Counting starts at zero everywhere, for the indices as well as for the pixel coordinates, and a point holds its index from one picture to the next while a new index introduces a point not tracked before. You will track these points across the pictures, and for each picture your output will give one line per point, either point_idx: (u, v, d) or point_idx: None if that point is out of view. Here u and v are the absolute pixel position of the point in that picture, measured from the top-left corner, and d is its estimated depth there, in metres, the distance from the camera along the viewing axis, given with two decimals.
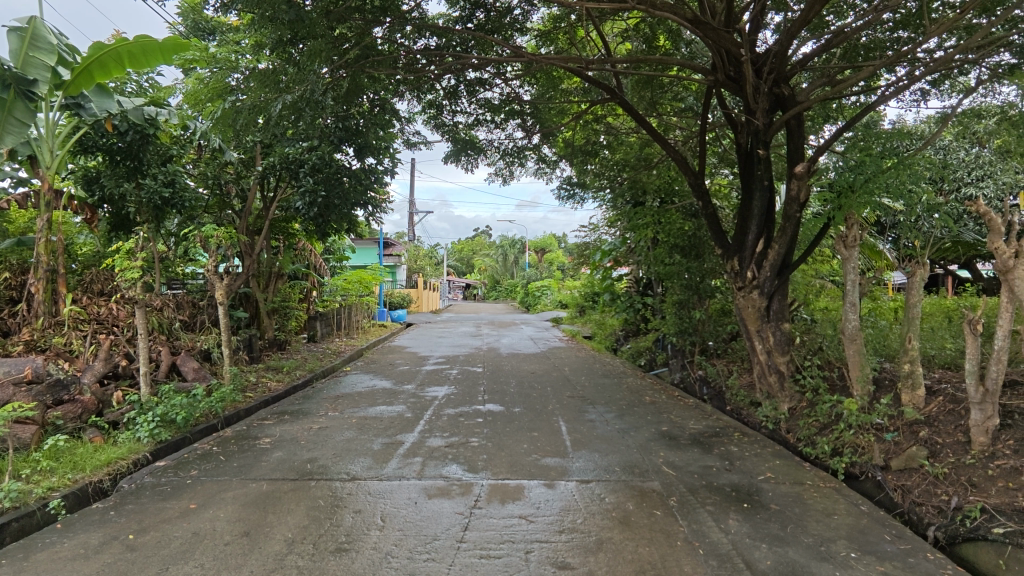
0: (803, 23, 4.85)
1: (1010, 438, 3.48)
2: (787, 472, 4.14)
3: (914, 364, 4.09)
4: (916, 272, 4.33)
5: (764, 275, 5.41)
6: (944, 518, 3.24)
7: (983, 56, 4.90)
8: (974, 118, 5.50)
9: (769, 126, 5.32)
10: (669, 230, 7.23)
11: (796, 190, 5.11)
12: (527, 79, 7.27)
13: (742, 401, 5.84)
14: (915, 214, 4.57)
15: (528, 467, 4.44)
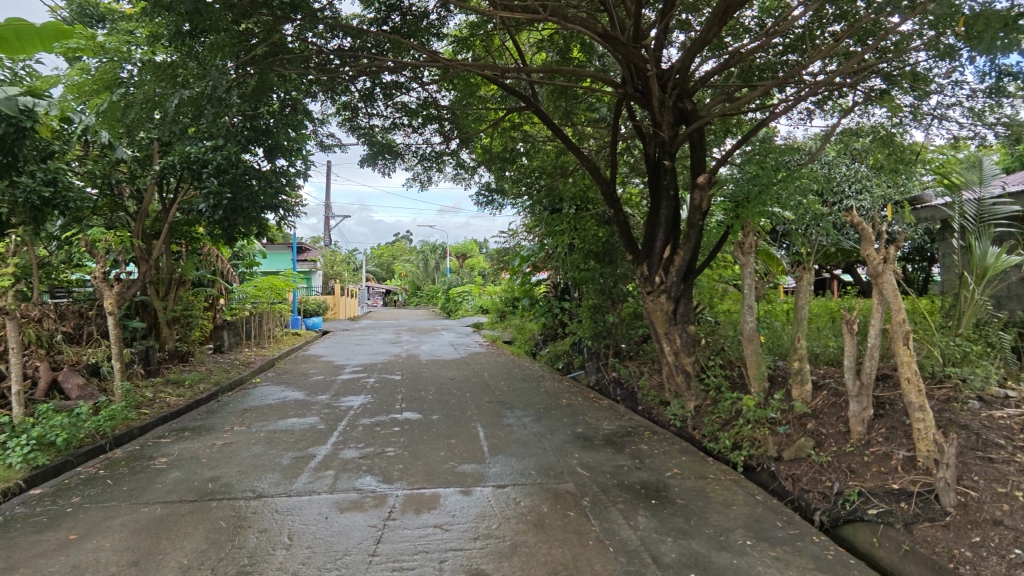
0: (703, 43, 5.16)
1: (883, 426, 3.84)
2: (692, 467, 4.36)
3: (802, 361, 4.44)
4: (803, 277, 4.70)
5: (670, 280, 5.68)
6: (828, 503, 3.53)
7: (858, 80, 5.42)
8: (851, 137, 6.06)
9: (674, 138, 5.60)
10: (584, 237, 7.48)
11: (698, 200, 5.40)
12: (444, 84, 7.23)
13: (652, 401, 6.11)
14: (803, 222, 4.95)
15: (445, 475, 4.40)
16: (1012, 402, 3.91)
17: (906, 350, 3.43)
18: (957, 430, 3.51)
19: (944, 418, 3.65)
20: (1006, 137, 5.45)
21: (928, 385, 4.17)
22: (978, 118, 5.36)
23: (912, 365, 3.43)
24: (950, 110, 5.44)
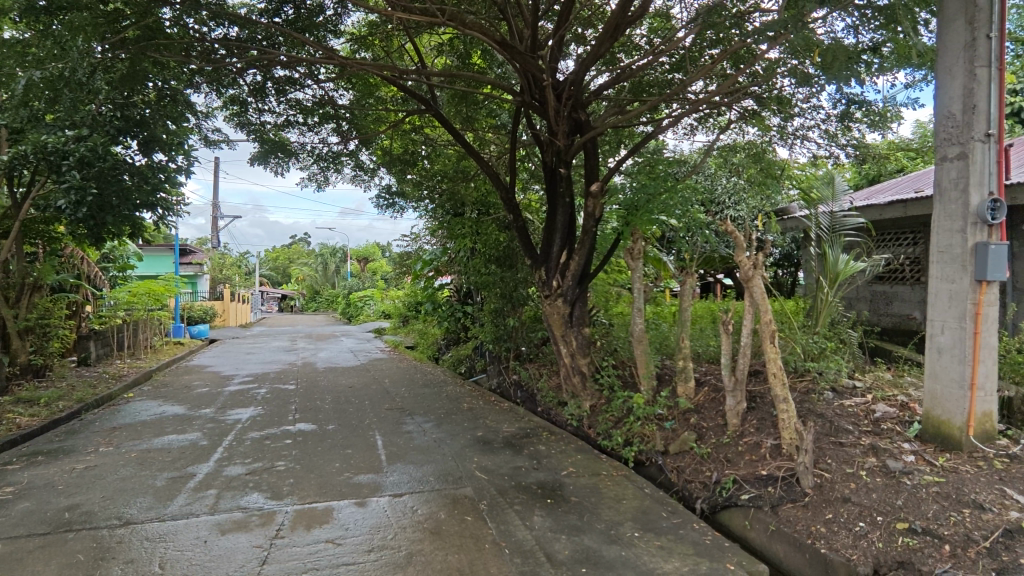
0: (596, 57, 5.40)
1: (754, 417, 4.19)
2: (586, 465, 4.52)
3: (686, 360, 4.74)
4: (687, 282, 5.02)
5: (567, 284, 5.85)
6: (708, 491, 3.81)
7: (733, 100, 5.92)
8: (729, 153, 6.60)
9: (570, 147, 5.80)
10: (485, 242, 7.54)
11: (592, 207, 5.62)
12: (341, 81, 7.00)
13: (550, 402, 6.31)
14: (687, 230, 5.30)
15: (339, 487, 4.23)
16: (859, 391, 4.41)
17: (773, 348, 3.76)
18: (815, 419, 3.90)
19: (804, 408, 4.05)
20: (854, 157, 6.16)
21: (791, 379, 4.62)
22: (833, 140, 6.01)
23: (778, 361, 3.76)
24: (811, 131, 6.06)
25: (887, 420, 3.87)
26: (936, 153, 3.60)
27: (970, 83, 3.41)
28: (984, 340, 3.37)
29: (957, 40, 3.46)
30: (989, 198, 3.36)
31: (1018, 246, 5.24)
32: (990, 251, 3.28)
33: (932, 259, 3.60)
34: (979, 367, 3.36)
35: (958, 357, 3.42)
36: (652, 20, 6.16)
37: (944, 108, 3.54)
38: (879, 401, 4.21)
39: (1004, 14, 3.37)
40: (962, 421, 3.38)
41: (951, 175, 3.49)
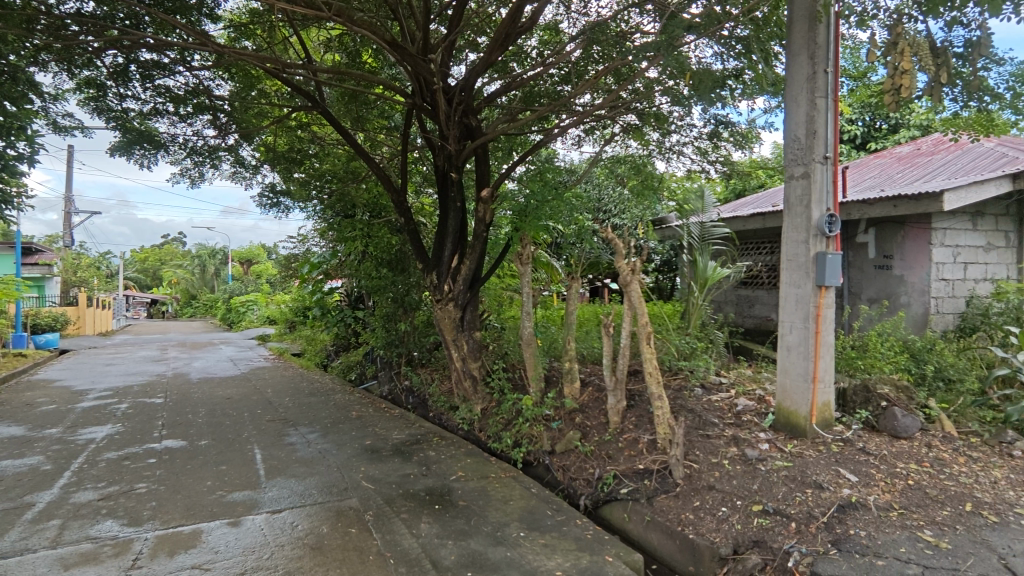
0: (487, 65, 5.48)
1: (633, 415, 4.43)
2: (476, 468, 4.54)
3: (572, 362, 4.92)
4: (573, 285, 5.16)
5: (458, 289, 5.85)
6: (591, 487, 3.99)
7: (616, 114, 6.24)
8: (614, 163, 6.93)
9: (461, 152, 5.81)
10: (377, 245, 7.36)
11: (483, 212, 5.64)
12: (219, 70, 6.53)
13: (442, 407, 6.30)
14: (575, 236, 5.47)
15: (210, 507, 3.92)
16: (724, 387, 4.82)
17: (649, 348, 3.99)
18: (686, 414, 4.19)
19: (677, 404, 4.35)
20: (722, 173, 6.70)
21: (666, 377, 4.95)
22: (705, 156, 6.50)
23: (654, 361, 4.00)
24: (685, 147, 6.53)
25: (747, 412, 4.26)
26: (785, 171, 4.01)
27: (811, 111, 3.85)
28: (823, 338, 3.82)
29: (801, 72, 3.89)
30: (827, 214, 3.81)
31: (853, 255, 5.99)
32: (829, 260, 3.72)
33: (783, 266, 4.01)
34: (820, 362, 3.80)
35: (804, 354, 3.85)
36: (543, 32, 6.36)
37: (791, 132, 3.95)
38: (741, 395, 4.63)
39: (838, 52, 3.85)
40: (807, 411, 3.80)
41: (797, 192, 3.92)
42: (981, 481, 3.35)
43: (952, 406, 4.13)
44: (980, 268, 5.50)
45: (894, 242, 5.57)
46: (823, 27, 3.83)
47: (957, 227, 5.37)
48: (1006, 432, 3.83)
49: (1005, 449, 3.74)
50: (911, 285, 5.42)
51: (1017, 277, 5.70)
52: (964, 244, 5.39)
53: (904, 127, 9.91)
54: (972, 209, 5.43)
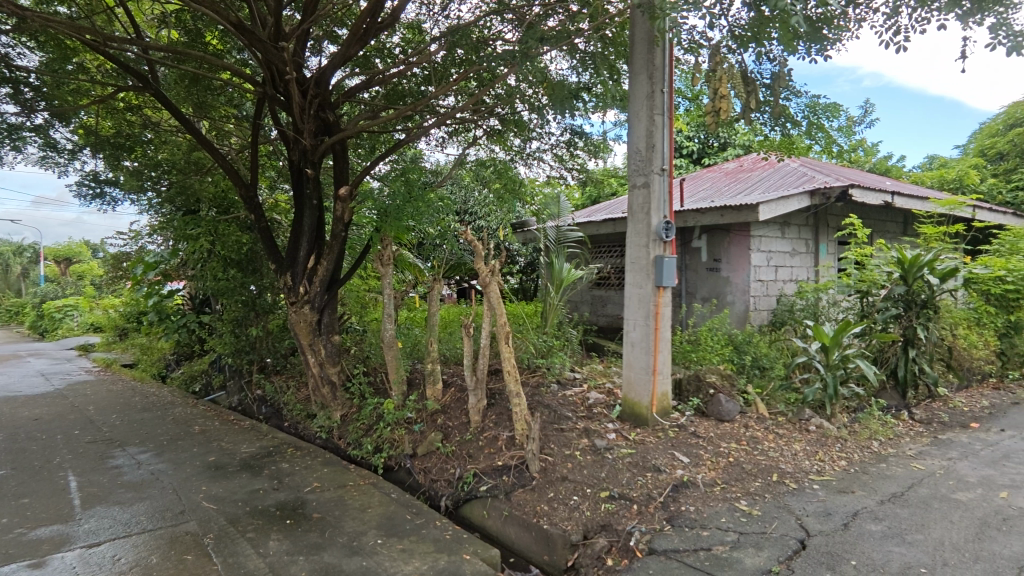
0: (344, 58, 5.29)
1: (494, 412, 4.53)
2: (333, 478, 4.35)
3: (434, 363, 4.91)
4: (435, 287, 5.05)
5: (314, 291, 5.56)
6: (452, 488, 4.01)
7: (478, 118, 6.33)
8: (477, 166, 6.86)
9: (316, 147, 5.53)
10: (224, 243, 6.52)
11: (340, 211, 5.38)
12: (20, 35, 5.62)
13: (298, 415, 5.97)
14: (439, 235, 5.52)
15: (6, 548, 3.34)
16: (578, 381, 5.12)
17: (507, 347, 4.09)
18: (543, 409, 4.36)
19: (535, 400, 4.51)
20: (578, 181, 7.06)
21: (525, 375, 5.14)
22: (563, 163, 6.81)
23: (512, 359, 4.10)
24: (545, 154, 6.79)
25: (597, 405, 4.56)
26: (630, 181, 4.33)
27: (650, 126, 4.20)
28: (661, 334, 4.19)
29: (641, 90, 4.23)
30: (664, 221, 4.18)
31: (689, 259, 6.66)
32: (665, 262, 4.09)
33: (627, 268, 4.34)
34: (658, 356, 4.17)
35: (646, 348, 4.20)
36: (406, 30, 6.27)
37: (634, 145, 4.29)
38: (592, 389, 4.94)
39: (672, 74, 4.24)
40: (648, 401, 4.15)
41: (639, 200, 4.26)
42: (785, 454, 3.89)
43: (764, 390, 4.74)
44: (787, 270, 6.37)
45: (721, 248, 6.29)
46: (659, 50, 4.20)
47: (770, 235, 6.19)
48: (804, 410, 4.50)
49: (803, 425, 4.39)
50: (735, 285, 6.14)
51: (815, 278, 6.70)
52: (775, 250, 6.22)
53: (731, 145, 11.22)
54: (781, 220, 6.29)
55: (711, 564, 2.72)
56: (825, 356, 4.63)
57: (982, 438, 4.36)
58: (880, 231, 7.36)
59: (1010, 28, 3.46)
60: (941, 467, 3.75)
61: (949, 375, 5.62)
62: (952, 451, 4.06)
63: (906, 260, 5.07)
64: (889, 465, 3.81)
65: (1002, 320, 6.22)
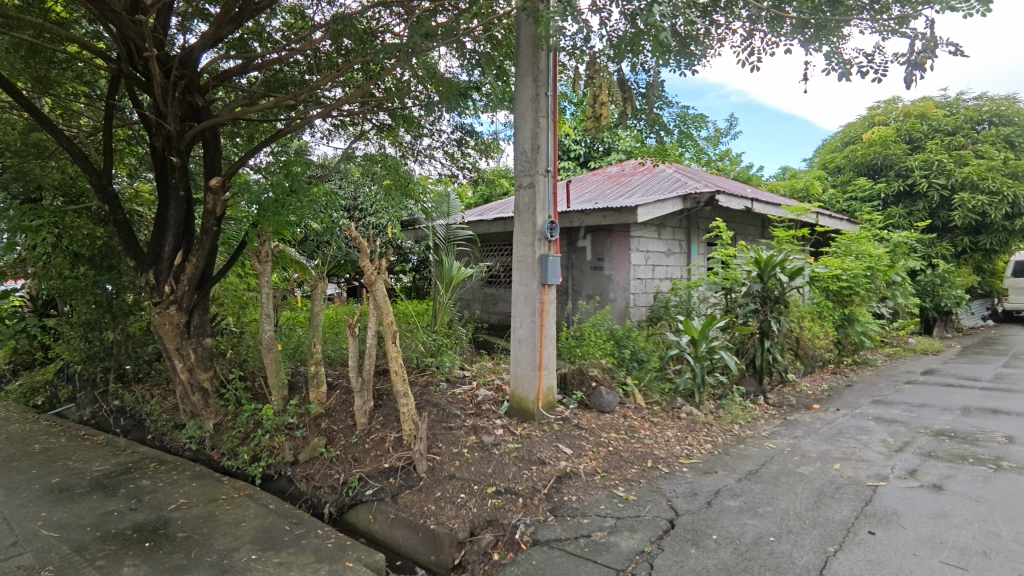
0: (215, 38, 4.90)
1: (380, 414, 4.42)
2: (202, 492, 4.02)
3: (318, 365, 4.71)
4: (317, 285, 4.78)
5: (182, 289, 5.06)
6: (336, 494, 3.84)
7: (366, 112, 6.12)
8: (369, 164, 6.29)
9: (183, 134, 5.06)
10: (74, 237, 5.77)
11: (212, 203, 4.95)
12: None
13: (164, 427, 5.45)
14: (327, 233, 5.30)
15: None
16: (467, 379, 5.14)
17: (394, 347, 3.96)
18: (431, 408, 4.33)
19: (423, 400, 4.48)
20: (470, 180, 7.08)
21: (414, 375, 5.07)
22: (454, 162, 6.79)
23: (399, 359, 3.99)
24: (435, 152, 6.72)
25: (486, 402, 4.60)
26: (517, 180, 4.41)
27: (535, 128, 4.30)
28: (546, 330, 4.31)
29: (526, 93, 4.31)
30: (548, 220, 4.29)
31: (575, 258, 6.92)
32: (550, 261, 4.21)
33: (514, 267, 4.41)
34: (544, 351, 4.28)
35: (532, 345, 4.30)
36: (289, 15, 5.90)
37: (519, 146, 4.37)
38: (481, 386, 4.98)
39: (556, 79, 4.36)
40: (534, 396, 4.26)
41: (525, 200, 4.35)
42: (658, 441, 4.16)
43: (642, 381, 5.04)
44: (663, 269, 6.81)
45: (604, 247, 6.61)
46: (544, 54, 4.31)
47: (648, 235, 6.58)
48: (675, 399, 4.85)
49: (675, 413, 4.72)
50: (617, 283, 6.47)
51: (687, 276, 7.22)
52: (652, 249, 6.63)
53: (614, 151, 11.85)
54: (657, 222, 6.71)
55: (590, 550, 2.83)
56: (694, 349, 5.04)
57: (821, 417, 4.94)
58: (741, 234, 8.11)
59: (840, 55, 3.94)
60: (789, 445, 4.20)
61: (797, 363, 6.32)
62: (798, 430, 4.57)
63: (763, 261, 5.62)
64: (747, 446, 4.21)
65: (839, 314, 7.09)
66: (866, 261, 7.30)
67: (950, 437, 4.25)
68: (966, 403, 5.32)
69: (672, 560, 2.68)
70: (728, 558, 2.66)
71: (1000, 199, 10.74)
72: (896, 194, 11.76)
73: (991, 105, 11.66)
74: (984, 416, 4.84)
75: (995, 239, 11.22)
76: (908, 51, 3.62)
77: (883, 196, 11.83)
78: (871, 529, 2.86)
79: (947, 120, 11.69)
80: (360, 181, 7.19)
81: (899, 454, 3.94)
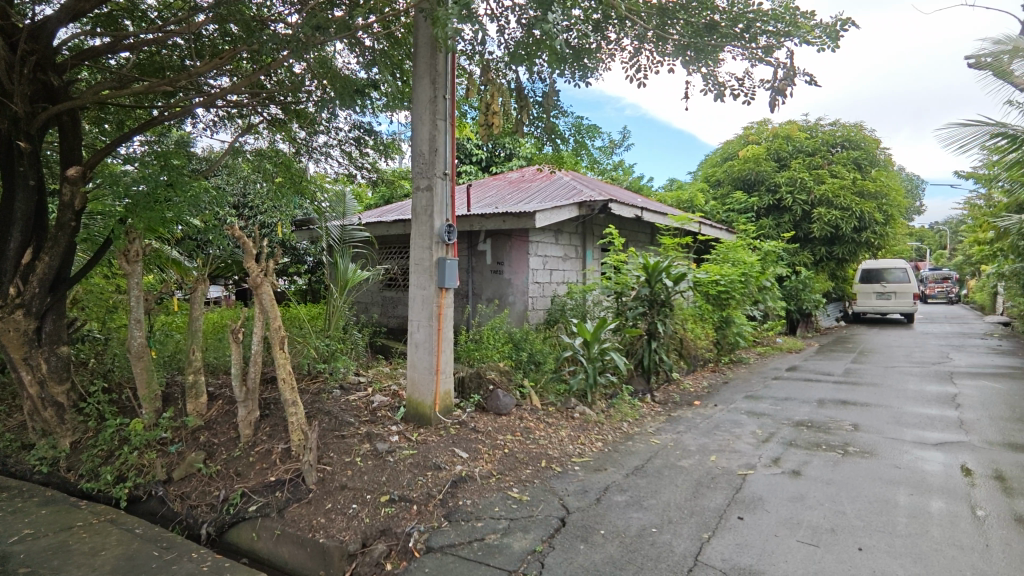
0: (74, 11, 4.39)
1: (267, 424, 4.18)
2: (55, 520, 3.58)
3: (197, 374, 4.36)
4: (197, 287, 4.42)
5: (31, 291, 4.47)
6: (214, 512, 3.55)
7: (255, 104, 5.76)
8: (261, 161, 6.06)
9: (34, 116, 4.48)
10: None
11: (69, 196, 4.42)
12: None
13: (7, 447, 4.79)
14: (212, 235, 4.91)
15: None
16: (362, 385, 5.00)
17: (282, 353, 3.74)
18: (322, 417, 4.15)
19: (314, 408, 4.29)
20: (369, 180, 6.90)
21: (304, 382, 4.84)
22: (352, 161, 6.57)
23: (288, 366, 3.78)
24: (332, 149, 6.44)
25: (381, 408, 4.50)
26: (415, 182, 4.34)
27: (433, 131, 4.26)
28: (443, 334, 4.29)
29: (424, 95, 4.27)
30: (445, 224, 4.27)
31: (475, 262, 6.95)
32: (448, 264, 4.19)
33: (411, 270, 4.35)
34: (441, 355, 4.26)
35: (428, 349, 4.26)
36: None
37: (417, 147, 4.32)
38: (376, 392, 4.87)
39: (454, 82, 4.35)
40: (431, 400, 4.23)
41: (422, 203, 4.30)
42: (552, 440, 4.27)
43: (538, 383, 5.14)
44: (560, 273, 7.02)
45: (504, 251, 6.69)
46: (442, 56, 4.28)
47: (545, 241, 6.75)
48: (569, 400, 5.01)
49: (569, 413, 4.86)
50: (516, 287, 6.58)
51: (582, 280, 7.49)
52: (550, 254, 6.80)
53: (516, 156, 12.08)
54: (555, 227, 6.90)
55: (483, 553, 2.84)
56: (587, 350, 5.24)
57: (700, 413, 5.32)
58: (632, 241, 8.55)
59: (715, 78, 4.27)
60: (672, 440, 4.47)
61: (681, 362, 6.76)
62: (680, 425, 4.89)
63: (650, 266, 5.95)
64: (634, 442, 4.43)
65: (717, 316, 7.67)
66: (741, 267, 7.95)
67: (807, 427, 4.73)
68: (821, 396, 5.95)
69: (562, 558, 2.75)
70: (614, 552, 2.77)
71: (850, 214, 12.14)
72: (767, 207, 12.96)
73: (844, 130, 12.99)
74: (835, 407, 5.43)
75: (846, 249, 12.65)
76: (772, 78, 3.99)
77: (756, 208, 12.97)
78: (740, 514, 3.11)
79: (807, 143, 13.04)
80: (247, 177, 6.66)
81: (765, 444, 4.32)
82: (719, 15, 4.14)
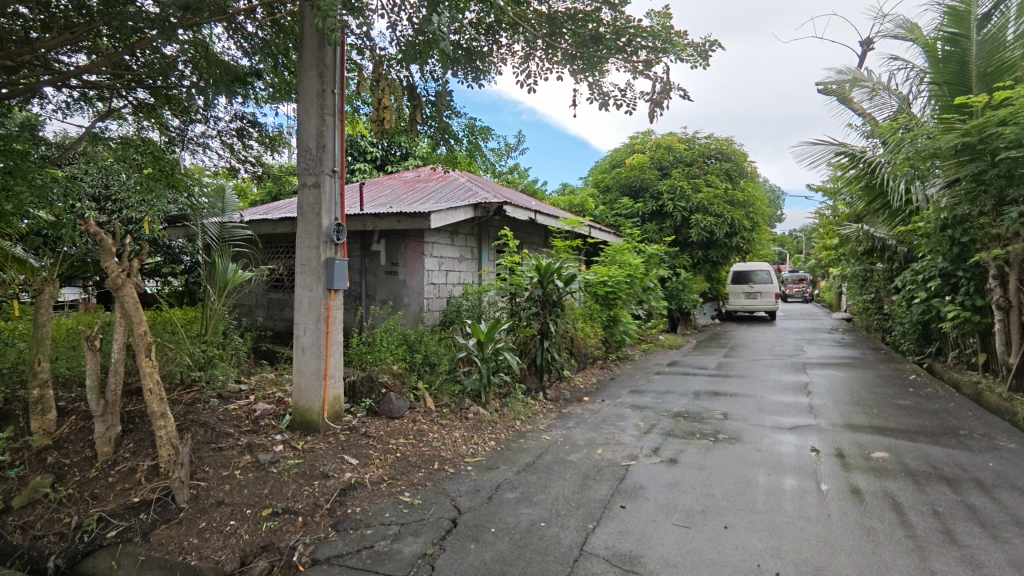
0: None
1: (130, 441, 3.79)
2: None
3: (44, 388, 3.87)
4: (44, 288, 3.90)
5: None
6: (64, 542, 3.15)
7: (118, 85, 5.20)
8: (125, 149, 5.48)
9: None
10: None
11: None
12: None
13: None
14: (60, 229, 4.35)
15: None
16: (242, 394, 4.69)
17: (148, 361, 3.37)
18: (196, 429, 3.84)
19: (186, 419, 3.96)
20: (252, 174, 6.49)
21: (176, 392, 4.45)
22: (234, 153, 6.10)
23: (155, 375, 3.40)
24: (210, 140, 5.96)
25: (265, 417, 4.25)
26: (300, 179, 4.14)
27: (320, 126, 4.09)
28: (332, 337, 4.14)
29: (311, 88, 4.08)
30: (334, 223, 4.12)
31: (368, 262, 6.77)
32: (336, 265, 4.05)
33: (297, 270, 4.15)
34: (329, 359, 4.11)
35: (316, 353, 4.09)
36: None
37: (303, 142, 4.12)
38: (259, 400, 4.59)
39: (343, 77, 4.21)
40: (319, 406, 4.07)
41: (309, 201, 4.11)
42: (446, 442, 4.26)
43: (432, 384, 5.11)
44: (456, 274, 7.02)
45: (398, 252, 6.57)
46: (330, 49, 4.12)
47: (441, 242, 6.72)
48: (464, 400, 5.02)
49: (463, 413, 4.87)
50: (410, 288, 6.49)
51: (477, 281, 7.55)
52: (445, 256, 6.78)
53: (411, 156, 11.88)
54: (450, 228, 6.88)
55: (372, 561, 2.77)
56: (480, 350, 5.25)
57: (589, 408, 5.55)
58: (526, 243, 8.73)
59: (600, 87, 4.49)
60: (562, 435, 4.63)
61: (572, 360, 7.02)
62: (569, 421, 5.07)
63: (543, 267, 6.11)
64: (526, 439, 4.53)
65: (605, 315, 8.05)
66: (627, 269, 8.39)
67: (684, 418, 5.08)
68: (696, 388, 6.43)
69: (453, 559, 2.75)
70: (504, 548, 2.82)
71: (722, 221, 13.23)
72: (651, 213, 13.77)
73: (717, 144, 14.05)
74: (709, 398, 5.89)
75: (720, 253, 13.78)
76: (651, 91, 4.26)
77: (641, 213, 13.74)
78: (623, 503, 3.28)
79: (686, 154, 14.01)
80: (108, 166, 5.99)
81: (646, 435, 4.58)
82: (604, 28, 4.33)
